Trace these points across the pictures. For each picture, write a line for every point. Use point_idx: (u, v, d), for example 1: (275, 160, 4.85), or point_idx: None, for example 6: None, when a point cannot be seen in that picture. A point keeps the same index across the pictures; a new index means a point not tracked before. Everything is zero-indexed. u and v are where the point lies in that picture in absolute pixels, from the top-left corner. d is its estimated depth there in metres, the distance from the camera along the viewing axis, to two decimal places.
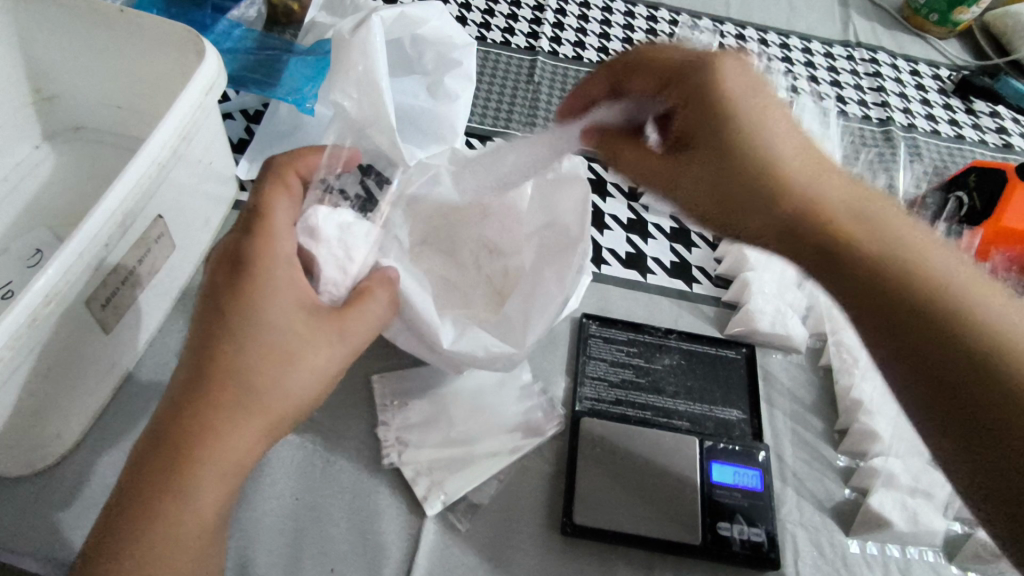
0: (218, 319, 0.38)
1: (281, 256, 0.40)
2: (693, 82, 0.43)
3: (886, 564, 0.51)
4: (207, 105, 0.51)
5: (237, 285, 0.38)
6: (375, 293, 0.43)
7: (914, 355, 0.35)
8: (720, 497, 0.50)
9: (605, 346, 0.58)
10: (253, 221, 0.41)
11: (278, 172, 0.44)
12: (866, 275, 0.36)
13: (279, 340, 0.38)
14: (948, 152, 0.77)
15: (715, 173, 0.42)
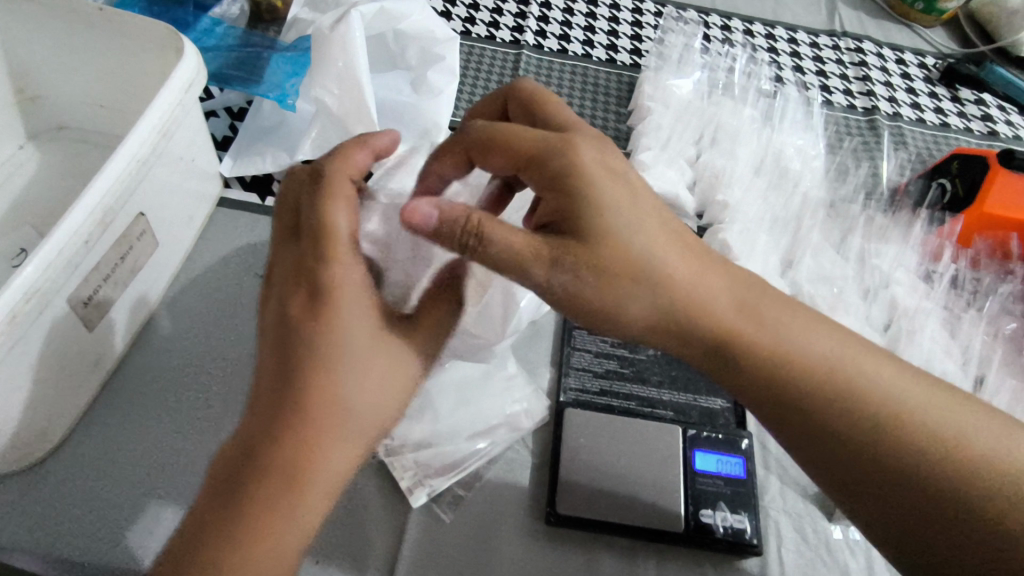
0: (302, 349, 0.36)
1: (353, 282, 0.38)
2: (568, 168, 0.39)
3: (869, 550, 0.51)
4: (188, 102, 0.51)
5: (318, 312, 0.37)
6: (451, 301, 0.43)
7: (862, 473, 0.40)
8: (702, 485, 0.50)
9: (589, 337, 0.58)
10: (319, 243, 0.38)
11: (329, 182, 0.40)
12: (824, 394, 0.40)
13: (369, 363, 0.38)
14: (934, 140, 0.77)
15: (631, 287, 0.39)
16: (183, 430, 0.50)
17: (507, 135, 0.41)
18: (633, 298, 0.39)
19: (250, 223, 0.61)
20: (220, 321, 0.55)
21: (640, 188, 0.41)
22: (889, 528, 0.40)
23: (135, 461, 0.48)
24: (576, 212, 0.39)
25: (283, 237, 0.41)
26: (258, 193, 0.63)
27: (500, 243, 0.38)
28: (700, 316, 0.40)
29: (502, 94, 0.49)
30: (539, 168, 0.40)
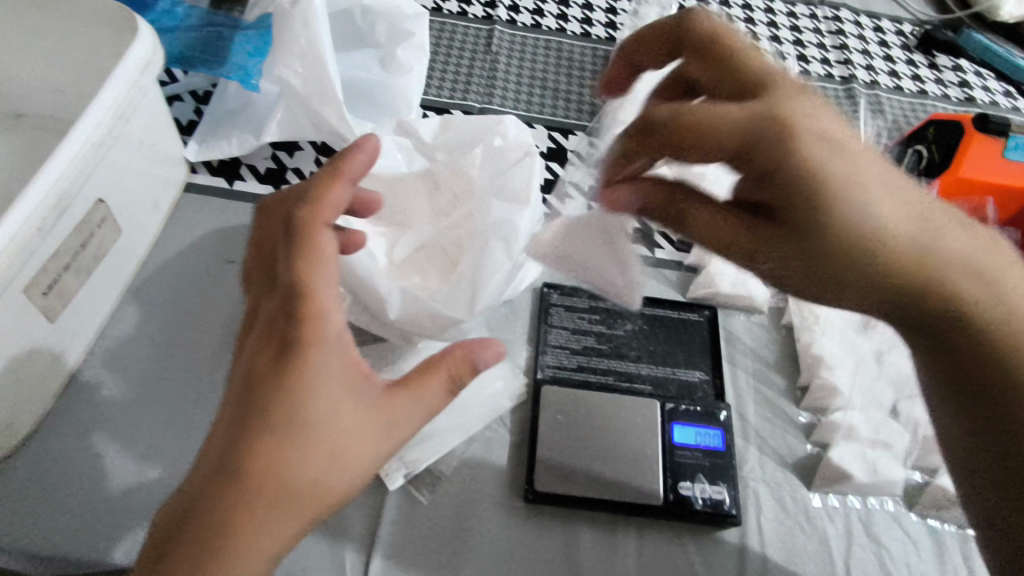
0: (264, 407, 0.33)
1: (331, 337, 0.35)
2: (768, 160, 0.38)
3: (848, 516, 0.51)
4: (144, 84, 0.49)
5: (285, 371, 0.33)
6: (432, 377, 0.37)
7: (986, 402, 0.40)
8: (681, 458, 0.50)
9: (567, 314, 0.57)
10: (293, 302, 0.35)
11: (305, 236, 0.37)
12: (955, 321, 0.40)
13: (325, 436, 0.33)
14: (911, 108, 0.77)
15: (864, 254, 0.39)
16: (155, 419, 0.49)
17: (715, 127, 0.38)
18: (866, 262, 0.39)
19: (219, 208, 0.60)
20: (190, 308, 0.54)
21: (849, 149, 0.39)
22: (986, 435, 0.41)
23: (105, 453, 0.47)
24: (767, 194, 0.40)
25: (265, 280, 0.38)
26: (226, 178, 0.62)
27: (699, 228, 0.42)
28: (904, 259, 0.39)
29: (671, 28, 0.47)
30: (747, 165, 0.39)
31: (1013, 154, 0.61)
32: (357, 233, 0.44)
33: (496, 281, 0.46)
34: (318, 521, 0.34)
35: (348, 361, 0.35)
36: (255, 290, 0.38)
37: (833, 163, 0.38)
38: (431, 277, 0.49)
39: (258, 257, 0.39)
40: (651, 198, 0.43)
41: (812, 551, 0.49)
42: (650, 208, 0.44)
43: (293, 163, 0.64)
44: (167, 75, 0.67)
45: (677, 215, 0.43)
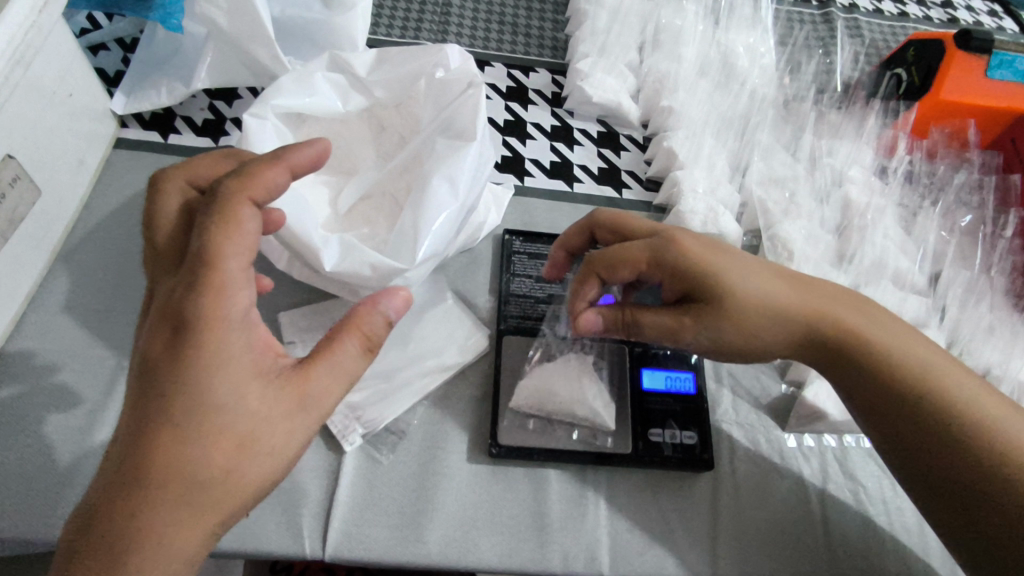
0: (163, 399, 0.30)
1: (233, 317, 0.32)
2: (658, 263, 0.42)
3: (823, 454, 0.50)
4: (44, 24, 0.44)
5: (180, 355, 0.31)
6: (345, 345, 0.36)
7: (936, 460, 0.38)
8: (649, 404, 0.48)
9: (530, 262, 0.54)
10: (195, 274, 0.31)
11: (225, 207, 0.33)
12: (879, 385, 0.40)
13: (236, 423, 0.31)
14: (892, 31, 0.73)
15: (768, 333, 0.42)
16: (92, 390, 0.46)
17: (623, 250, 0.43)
18: (760, 334, 0.42)
19: (153, 163, 0.56)
20: (127, 272, 0.51)
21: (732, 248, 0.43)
22: (933, 486, 0.39)
23: (38, 427, 0.44)
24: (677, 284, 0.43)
25: (167, 261, 0.35)
26: (159, 131, 0.57)
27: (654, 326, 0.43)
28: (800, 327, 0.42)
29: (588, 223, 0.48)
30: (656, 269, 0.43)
31: (996, 74, 0.57)
32: (275, 211, 0.39)
33: (434, 233, 0.42)
34: (238, 513, 0.33)
35: (255, 341, 0.33)
36: (154, 270, 0.35)
37: (732, 268, 0.42)
38: (377, 224, 0.46)
39: (162, 231, 0.36)
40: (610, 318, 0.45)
41: (788, 491, 0.48)
42: (609, 326, 0.45)
43: (233, 113, 0.60)
44: (90, 21, 0.61)
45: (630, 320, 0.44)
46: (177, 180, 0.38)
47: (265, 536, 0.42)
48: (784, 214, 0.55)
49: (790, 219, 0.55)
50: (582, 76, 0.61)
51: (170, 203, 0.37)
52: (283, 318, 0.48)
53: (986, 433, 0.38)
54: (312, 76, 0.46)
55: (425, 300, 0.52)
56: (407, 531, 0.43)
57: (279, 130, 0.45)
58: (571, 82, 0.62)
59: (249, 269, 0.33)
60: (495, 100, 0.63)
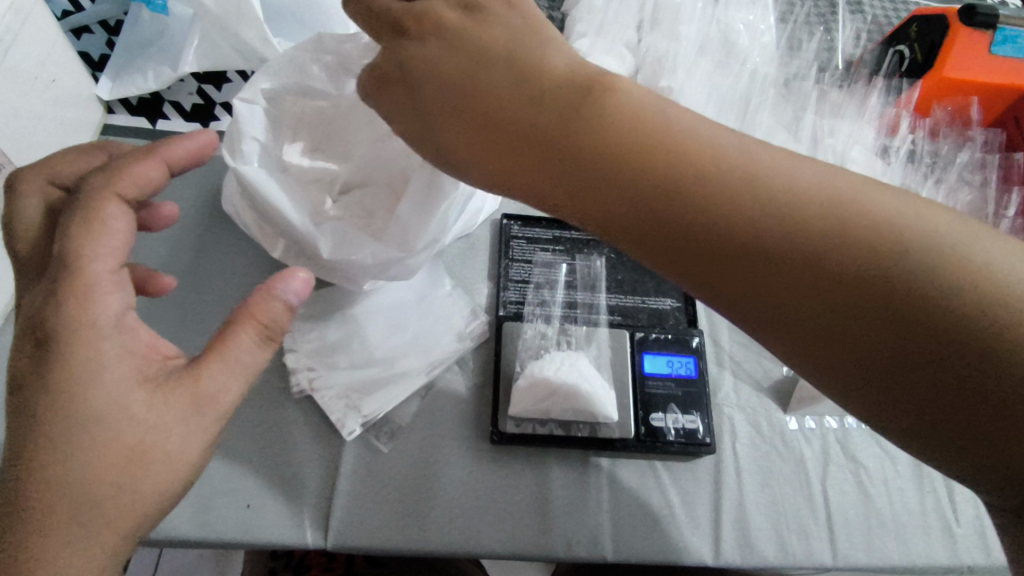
0: (35, 419, 0.29)
1: (104, 323, 0.30)
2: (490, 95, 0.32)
3: (825, 437, 0.50)
4: (17, 7, 0.43)
5: (49, 369, 0.29)
6: (238, 337, 0.34)
7: (884, 359, 0.25)
8: (652, 388, 0.48)
9: (529, 247, 0.54)
10: (62, 281, 0.30)
11: (88, 206, 0.32)
12: (778, 258, 0.26)
13: (113, 436, 0.30)
14: (893, 6, 0.71)
15: (620, 169, 0.29)
16: None
17: (422, 60, 0.34)
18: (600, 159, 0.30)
19: None
20: None
21: (557, 81, 0.32)
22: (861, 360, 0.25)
23: None
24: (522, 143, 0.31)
25: (33, 272, 0.33)
26: (147, 116, 0.56)
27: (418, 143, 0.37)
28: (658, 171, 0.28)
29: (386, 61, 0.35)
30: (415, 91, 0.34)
31: (1000, 50, 0.55)
32: (166, 206, 0.41)
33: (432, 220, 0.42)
34: (145, 528, 0.31)
35: (134, 347, 0.31)
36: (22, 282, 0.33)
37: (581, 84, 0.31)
38: (377, 214, 0.46)
39: (27, 238, 0.34)
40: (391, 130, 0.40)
41: (789, 474, 0.48)
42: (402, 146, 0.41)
43: (222, 97, 0.58)
44: None
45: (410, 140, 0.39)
46: (36, 179, 0.35)
47: (266, 527, 0.42)
48: None
49: None
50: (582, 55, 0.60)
51: (34, 209, 0.35)
52: None
53: (950, 290, 0.24)
54: (303, 60, 0.45)
55: (423, 287, 0.52)
56: (409, 520, 0.43)
57: (272, 116, 0.44)
58: None
59: (122, 271, 0.32)
60: None
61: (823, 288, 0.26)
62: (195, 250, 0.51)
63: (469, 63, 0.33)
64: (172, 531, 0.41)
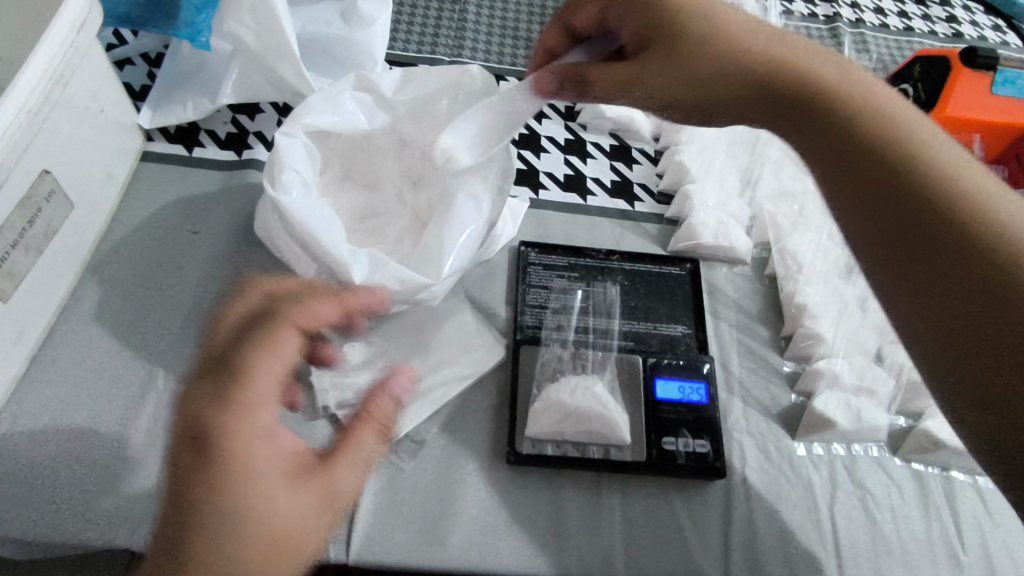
0: (191, 513, 0.30)
1: (260, 428, 0.32)
2: (704, 19, 0.40)
3: (832, 463, 0.51)
4: (81, 45, 0.46)
5: (203, 464, 0.31)
6: (360, 440, 0.36)
7: (945, 272, 0.32)
8: (663, 413, 0.50)
9: (546, 273, 0.56)
10: (223, 389, 0.32)
11: (270, 329, 0.34)
12: (892, 177, 0.34)
13: (268, 518, 0.31)
14: (897, 45, 0.74)
15: (799, 88, 0.38)
16: (122, 398, 0.47)
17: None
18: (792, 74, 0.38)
19: (179, 176, 0.57)
20: (155, 282, 0.52)
21: (767, 30, 0.41)
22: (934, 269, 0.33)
23: (73, 434, 0.45)
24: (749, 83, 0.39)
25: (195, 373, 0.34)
26: (184, 145, 0.59)
27: (609, 82, 0.42)
28: (847, 109, 0.37)
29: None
30: (652, 7, 0.41)
31: (1002, 90, 0.58)
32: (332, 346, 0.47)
33: (459, 249, 0.44)
34: None
35: (279, 452, 0.33)
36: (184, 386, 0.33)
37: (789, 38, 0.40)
38: (403, 242, 0.49)
39: (223, 331, 0.35)
40: (562, 69, 0.43)
41: (797, 500, 0.49)
42: (560, 86, 0.44)
43: (254, 126, 0.61)
44: (117, 37, 0.63)
45: (583, 73, 0.43)
46: (256, 292, 0.37)
47: None
48: (793, 227, 0.59)
49: (797, 233, 0.59)
50: None
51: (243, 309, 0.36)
52: None
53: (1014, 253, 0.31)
54: (340, 95, 0.48)
55: (443, 311, 0.54)
56: (428, 536, 0.45)
57: (309, 148, 0.46)
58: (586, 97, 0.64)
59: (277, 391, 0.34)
60: None
61: (915, 209, 0.34)
62: (227, 272, 0.53)
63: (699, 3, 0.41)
64: None
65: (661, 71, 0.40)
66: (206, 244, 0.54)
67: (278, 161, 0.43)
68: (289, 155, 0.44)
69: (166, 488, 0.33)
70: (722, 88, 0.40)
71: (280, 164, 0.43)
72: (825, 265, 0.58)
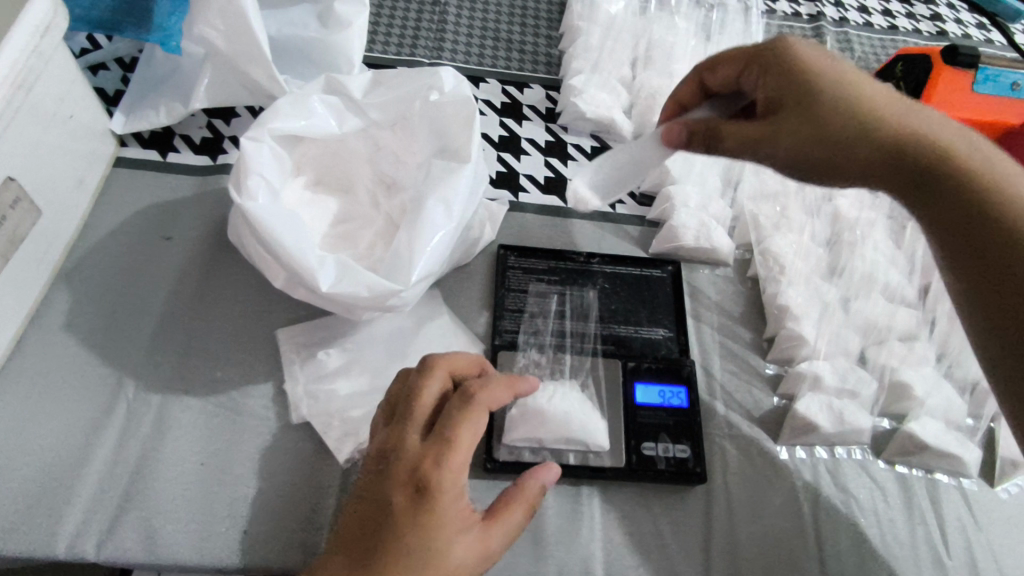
0: (377, 562, 0.34)
1: (457, 485, 0.36)
2: (779, 82, 0.43)
3: (816, 466, 0.50)
4: (46, 49, 0.45)
5: (421, 514, 0.35)
6: (513, 509, 0.39)
7: (1012, 285, 0.35)
8: (643, 418, 0.49)
9: (525, 277, 0.55)
10: (440, 452, 0.36)
11: (473, 403, 0.38)
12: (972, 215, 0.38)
13: (444, 565, 0.35)
14: (881, 44, 0.74)
15: (859, 142, 0.41)
16: (91, 409, 0.46)
17: (799, 56, 0.44)
18: (850, 133, 0.41)
19: (152, 182, 0.57)
20: (128, 290, 0.52)
21: (841, 79, 0.43)
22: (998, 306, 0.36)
23: (39, 445, 0.44)
24: (842, 124, 0.41)
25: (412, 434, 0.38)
26: (159, 150, 0.58)
27: (738, 138, 0.43)
28: (917, 144, 0.40)
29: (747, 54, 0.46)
30: (784, 69, 0.43)
31: (983, 88, 0.58)
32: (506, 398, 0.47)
33: (429, 254, 0.43)
34: None
35: (467, 508, 0.37)
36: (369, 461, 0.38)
37: (853, 88, 0.43)
38: (375, 246, 0.48)
39: (426, 409, 0.39)
40: (688, 126, 0.43)
41: (779, 504, 0.48)
42: (690, 142, 0.44)
43: (230, 131, 0.61)
44: (90, 41, 0.62)
45: (713, 132, 0.43)
46: (444, 371, 0.41)
47: (263, 553, 0.43)
48: (776, 227, 0.59)
49: (780, 234, 0.58)
50: (576, 92, 0.63)
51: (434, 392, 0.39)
52: (282, 334, 0.51)
53: None
54: (308, 99, 0.47)
55: (421, 316, 0.53)
56: None
57: (276, 153, 0.46)
58: (566, 98, 0.63)
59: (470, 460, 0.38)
60: (490, 116, 0.64)
61: (995, 231, 0.37)
62: (201, 278, 0.53)
63: (792, 65, 0.43)
64: (172, 556, 0.42)
65: (800, 115, 0.42)
66: (181, 251, 0.54)
67: (242, 168, 0.43)
68: (254, 161, 0.43)
69: (340, 530, 0.37)
70: (854, 154, 0.41)
71: (244, 171, 0.43)
72: (807, 266, 0.57)
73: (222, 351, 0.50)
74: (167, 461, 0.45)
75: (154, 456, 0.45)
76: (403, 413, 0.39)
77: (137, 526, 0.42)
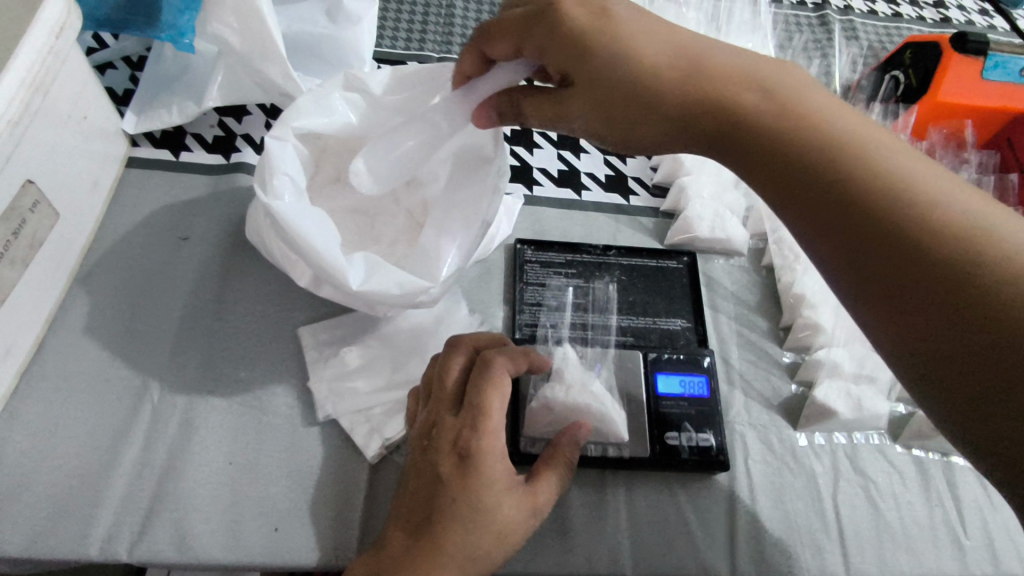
0: (436, 521, 0.38)
1: (498, 451, 0.40)
2: (652, 45, 0.38)
3: (835, 452, 0.51)
4: (61, 50, 0.45)
5: (465, 475, 0.39)
6: (554, 470, 0.43)
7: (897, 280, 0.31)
8: (666, 408, 0.49)
9: (542, 271, 0.55)
10: (474, 419, 0.40)
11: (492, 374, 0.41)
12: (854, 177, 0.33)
13: (495, 519, 0.39)
14: (885, 32, 0.74)
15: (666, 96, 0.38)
16: (116, 411, 0.46)
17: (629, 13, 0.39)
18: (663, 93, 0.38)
19: (167, 182, 0.56)
20: (146, 291, 0.51)
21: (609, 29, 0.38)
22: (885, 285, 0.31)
23: (66, 449, 0.44)
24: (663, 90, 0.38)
25: (447, 403, 0.42)
26: (171, 149, 0.58)
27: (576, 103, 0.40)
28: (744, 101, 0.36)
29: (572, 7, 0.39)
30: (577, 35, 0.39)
31: (994, 74, 0.58)
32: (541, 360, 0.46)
33: (455, 252, 0.44)
34: None
35: (507, 468, 0.41)
36: (422, 429, 0.42)
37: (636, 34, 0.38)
38: (398, 243, 0.51)
39: (452, 380, 0.43)
40: (497, 96, 0.43)
41: (800, 490, 0.49)
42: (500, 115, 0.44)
43: (242, 129, 0.60)
44: (97, 40, 0.62)
45: (516, 104, 0.43)
46: (465, 346, 0.45)
47: (294, 550, 0.43)
48: None
49: None
50: None
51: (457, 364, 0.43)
52: (306, 332, 0.51)
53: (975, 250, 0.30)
54: (329, 97, 0.47)
55: (441, 312, 0.53)
56: None
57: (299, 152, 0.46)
58: None
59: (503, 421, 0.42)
60: None
61: (901, 240, 0.31)
62: (220, 279, 0.53)
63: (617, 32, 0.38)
64: (203, 555, 0.42)
65: (627, 74, 0.39)
66: (198, 250, 0.54)
67: (266, 165, 0.43)
68: (277, 160, 0.43)
69: (401, 496, 0.42)
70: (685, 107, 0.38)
71: (270, 171, 0.43)
72: None
73: (245, 350, 0.50)
74: (193, 460, 0.45)
75: (180, 457, 0.45)
76: (438, 391, 0.43)
77: (168, 527, 0.43)
